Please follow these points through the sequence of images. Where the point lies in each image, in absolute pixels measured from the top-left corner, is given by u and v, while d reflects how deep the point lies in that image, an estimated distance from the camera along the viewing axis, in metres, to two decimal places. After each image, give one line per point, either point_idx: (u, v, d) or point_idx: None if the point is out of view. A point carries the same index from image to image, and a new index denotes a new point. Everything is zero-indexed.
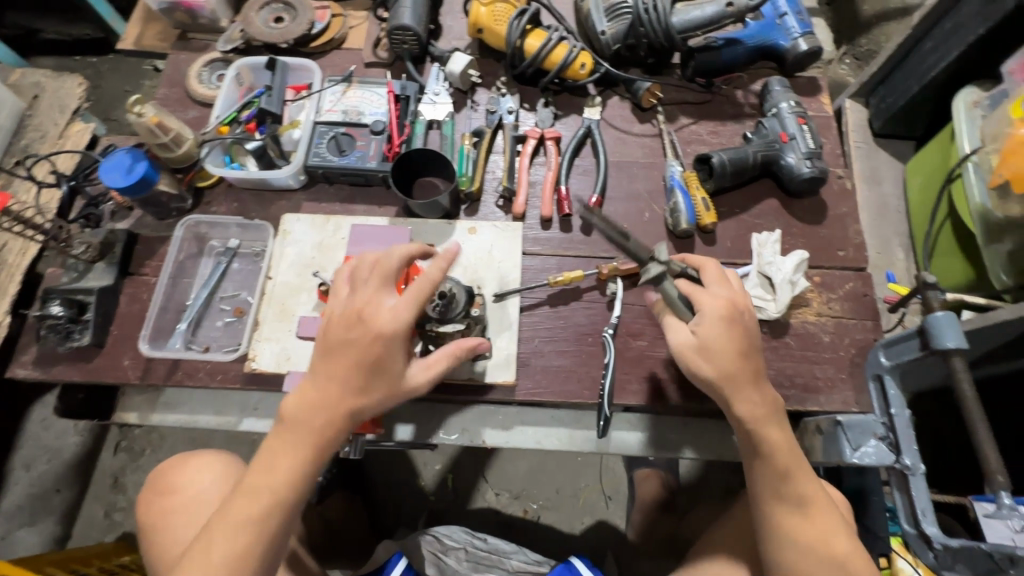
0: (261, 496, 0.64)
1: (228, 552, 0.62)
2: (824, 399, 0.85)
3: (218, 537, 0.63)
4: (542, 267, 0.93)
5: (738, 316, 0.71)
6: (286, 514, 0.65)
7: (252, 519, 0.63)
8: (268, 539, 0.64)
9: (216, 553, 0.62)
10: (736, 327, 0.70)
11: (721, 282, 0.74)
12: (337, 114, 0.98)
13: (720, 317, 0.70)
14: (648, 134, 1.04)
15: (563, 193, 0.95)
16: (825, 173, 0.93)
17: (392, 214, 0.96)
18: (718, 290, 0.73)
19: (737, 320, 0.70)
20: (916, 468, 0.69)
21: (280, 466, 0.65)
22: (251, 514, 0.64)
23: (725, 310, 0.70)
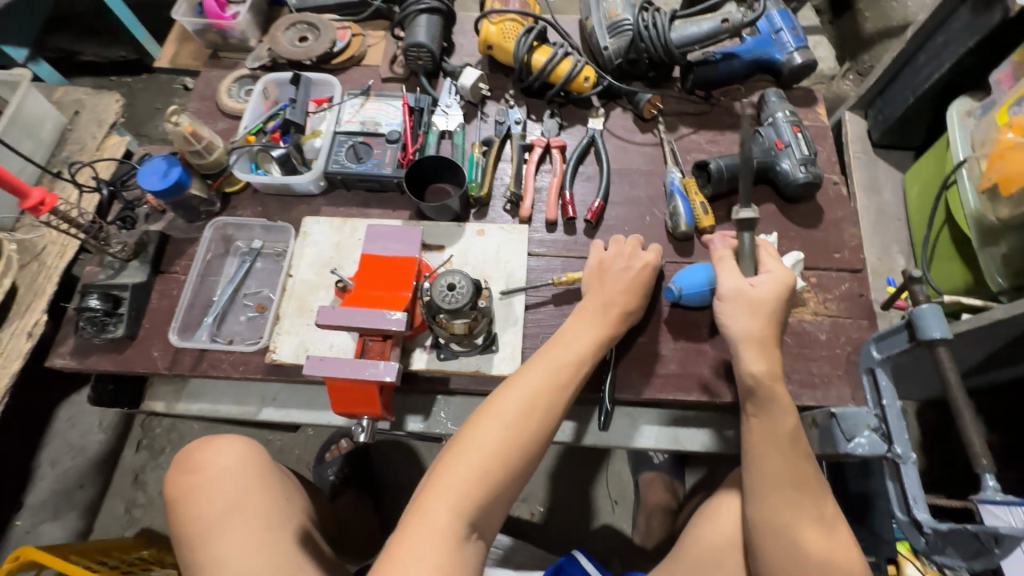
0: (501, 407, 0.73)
1: (449, 505, 0.66)
2: (820, 394, 0.87)
3: (440, 493, 0.67)
4: (547, 267, 0.98)
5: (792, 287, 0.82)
6: (500, 480, 0.69)
7: (468, 477, 0.68)
8: (485, 497, 0.68)
9: (437, 508, 0.66)
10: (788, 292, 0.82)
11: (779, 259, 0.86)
12: (356, 125, 1.05)
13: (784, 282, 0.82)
14: (649, 143, 1.09)
15: (567, 197, 1.00)
16: (820, 178, 0.97)
17: (405, 217, 1.01)
18: (774, 265, 0.83)
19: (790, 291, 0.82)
20: (908, 457, 0.70)
21: (489, 432, 0.71)
22: (470, 474, 0.68)
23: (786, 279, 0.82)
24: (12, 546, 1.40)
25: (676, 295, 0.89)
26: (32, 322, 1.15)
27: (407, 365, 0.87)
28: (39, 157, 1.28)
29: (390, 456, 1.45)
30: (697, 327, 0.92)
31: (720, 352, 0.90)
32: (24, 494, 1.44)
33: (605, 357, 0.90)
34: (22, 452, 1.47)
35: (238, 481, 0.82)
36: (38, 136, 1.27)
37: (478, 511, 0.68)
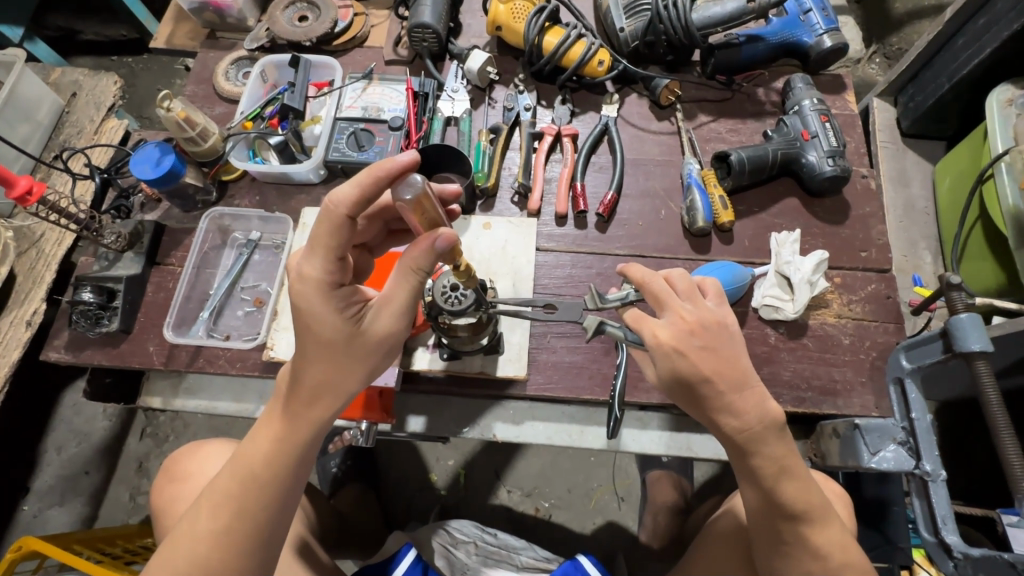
0: (224, 476, 0.60)
1: (209, 537, 0.57)
2: (842, 402, 0.83)
3: (198, 521, 0.58)
4: (555, 264, 0.93)
5: (698, 333, 0.61)
6: (269, 497, 0.59)
7: (231, 507, 0.58)
8: (255, 524, 0.59)
9: (198, 537, 0.57)
10: (686, 361, 0.61)
11: (691, 295, 0.64)
12: (357, 111, 1.01)
13: (664, 352, 0.61)
14: (666, 132, 1.03)
15: (578, 189, 0.95)
16: (848, 172, 0.91)
17: None
18: (669, 315, 0.62)
19: (692, 348, 0.61)
20: (937, 475, 0.68)
21: (261, 447, 0.60)
22: (227, 496, 0.59)
23: (670, 341, 0.61)
24: (19, 531, 1.41)
25: None
26: (31, 311, 1.13)
27: (409, 365, 0.84)
28: (35, 140, 1.24)
29: (391, 448, 1.43)
30: None
31: None
32: (30, 480, 1.44)
33: (616, 359, 0.85)
34: (28, 437, 1.47)
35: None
36: (34, 119, 1.23)
37: (257, 540, 0.59)
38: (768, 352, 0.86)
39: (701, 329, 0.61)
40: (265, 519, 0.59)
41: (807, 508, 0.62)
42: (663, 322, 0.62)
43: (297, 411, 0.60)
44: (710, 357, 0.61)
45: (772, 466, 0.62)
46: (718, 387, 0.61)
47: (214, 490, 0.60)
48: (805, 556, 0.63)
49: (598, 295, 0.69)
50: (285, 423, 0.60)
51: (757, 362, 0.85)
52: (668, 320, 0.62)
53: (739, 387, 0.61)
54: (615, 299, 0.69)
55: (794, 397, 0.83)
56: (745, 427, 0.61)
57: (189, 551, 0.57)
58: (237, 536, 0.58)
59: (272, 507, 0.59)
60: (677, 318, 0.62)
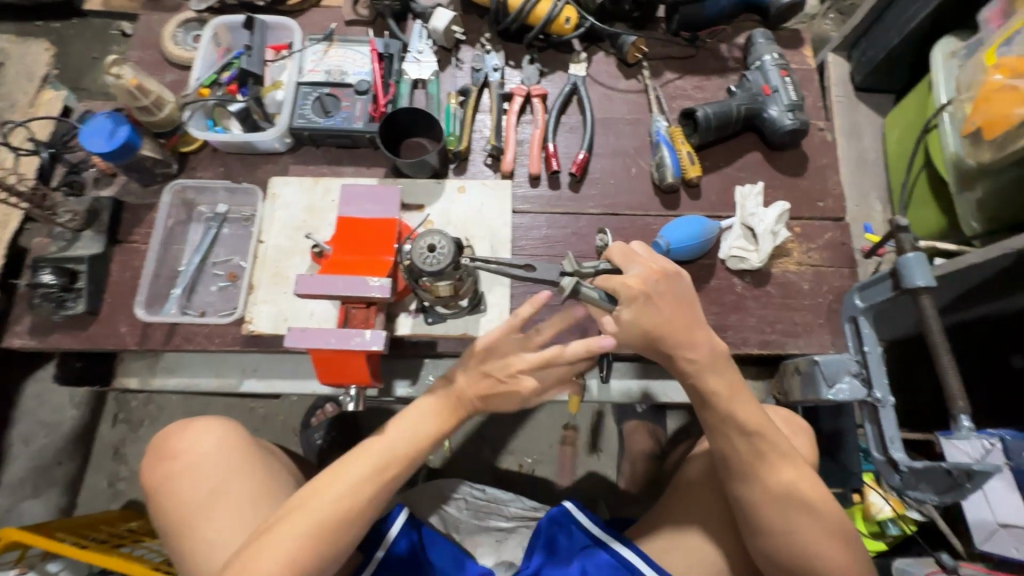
0: (378, 446, 0.73)
1: (293, 544, 0.65)
2: (802, 342, 0.89)
3: (282, 530, 0.66)
4: (531, 225, 0.95)
5: (662, 282, 0.68)
6: (354, 513, 0.69)
7: (316, 520, 0.67)
8: (333, 533, 0.67)
9: (282, 543, 0.65)
10: (651, 306, 0.67)
11: (652, 254, 0.72)
12: (320, 75, 0.97)
13: (633, 297, 0.67)
14: (634, 90, 1.04)
15: (550, 149, 0.96)
16: (806, 125, 0.95)
17: (381, 175, 0.96)
18: (638, 268, 0.69)
19: (654, 296, 0.68)
20: (886, 401, 0.74)
21: (348, 471, 0.70)
22: (310, 510, 0.67)
23: (639, 287, 0.67)
24: None
25: (664, 250, 0.88)
26: None
27: (392, 331, 0.85)
28: None
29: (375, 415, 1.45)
30: None
31: (707, 304, 0.91)
32: None
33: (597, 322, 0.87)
34: None
35: (223, 461, 0.80)
36: None
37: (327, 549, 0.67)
38: (736, 301, 0.91)
39: (663, 278, 0.69)
40: (341, 527, 0.68)
41: (759, 429, 0.66)
42: (632, 273, 0.69)
43: (382, 446, 0.73)
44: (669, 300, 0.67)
45: (725, 389, 0.68)
46: (682, 331, 0.68)
47: (296, 512, 0.67)
48: (765, 475, 0.66)
49: (575, 260, 0.70)
50: (371, 455, 0.72)
51: (726, 310, 0.91)
52: (637, 271, 0.69)
53: (697, 330, 0.68)
54: (590, 265, 0.71)
55: (760, 340, 0.89)
56: (696, 359, 0.68)
57: (274, 555, 0.64)
58: (313, 542, 0.66)
59: (349, 519, 0.68)
60: (645, 269, 0.69)
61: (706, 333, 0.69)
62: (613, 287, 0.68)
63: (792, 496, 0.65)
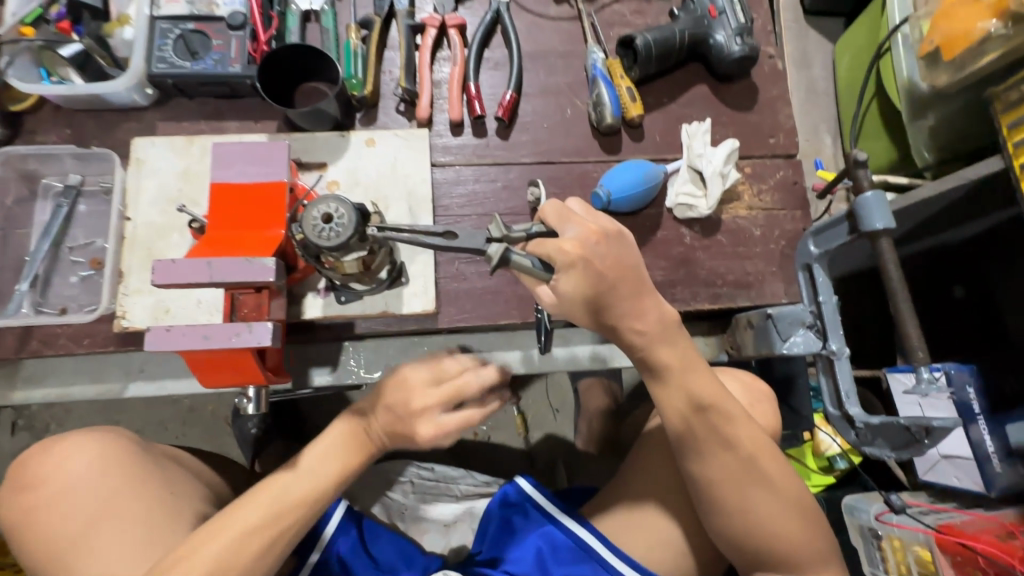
0: (267, 497, 0.60)
1: None
2: (755, 294, 0.83)
3: None
4: (455, 181, 0.82)
5: (604, 244, 0.57)
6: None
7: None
8: None
9: None
10: (594, 272, 0.55)
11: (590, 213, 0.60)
12: (181, 6, 0.80)
13: (571, 263, 0.55)
14: (565, 17, 0.91)
15: (472, 90, 0.82)
16: (756, 51, 0.85)
17: (273, 129, 0.81)
18: (574, 229, 0.57)
19: (598, 260, 0.56)
20: (841, 352, 0.70)
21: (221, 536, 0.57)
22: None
23: (577, 252, 0.55)
24: None
25: (604, 201, 0.78)
26: None
27: (300, 315, 0.73)
28: None
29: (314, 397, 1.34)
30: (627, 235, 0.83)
31: (654, 259, 0.83)
32: None
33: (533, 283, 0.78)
34: None
35: (101, 483, 0.66)
36: None
37: None
38: (684, 253, 0.83)
39: (603, 239, 0.57)
40: None
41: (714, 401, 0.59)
42: (569, 235, 0.56)
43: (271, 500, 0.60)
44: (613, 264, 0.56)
45: (677, 360, 0.59)
46: (631, 298, 0.57)
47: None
48: (718, 450, 0.60)
49: (502, 223, 0.58)
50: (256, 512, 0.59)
51: (674, 264, 0.83)
52: (574, 232, 0.57)
53: (644, 295, 0.58)
54: (520, 228, 0.59)
55: (711, 295, 0.82)
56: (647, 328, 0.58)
57: None
58: None
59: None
60: (582, 229, 0.57)
61: (655, 302, 0.59)
62: (547, 253, 0.56)
63: (748, 470, 0.60)
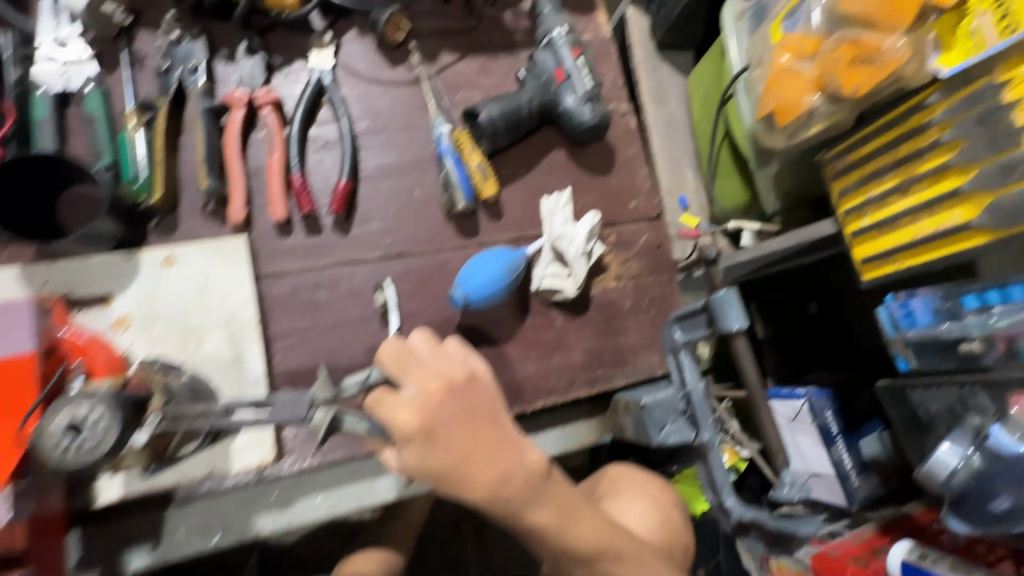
0: None
1: None
2: (631, 370, 0.81)
3: None
4: (290, 290, 0.70)
5: (449, 403, 0.50)
6: None
7: None
8: None
9: None
10: (439, 444, 0.49)
11: (436, 353, 0.53)
12: None
13: (410, 438, 0.48)
14: (403, 82, 0.81)
15: (297, 182, 0.71)
16: (607, 117, 0.82)
17: (28, 257, 0.62)
18: (414, 387, 0.50)
19: (441, 426, 0.49)
20: (712, 443, 0.68)
21: None
22: None
23: (417, 421, 0.49)
24: None
25: (463, 303, 0.71)
26: None
27: (94, 503, 0.58)
28: None
29: None
30: (494, 327, 0.76)
31: (526, 349, 0.77)
32: None
33: None
34: None
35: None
36: None
37: None
38: (557, 337, 0.79)
39: (448, 398, 0.50)
40: None
41: (597, 548, 0.55)
42: (407, 398, 0.50)
43: None
44: (460, 428, 0.50)
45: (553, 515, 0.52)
46: (488, 463, 0.50)
47: None
48: None
49: (329, 384, 0.53)
50: None
51: (548, 351, 0.78)
52: (413, 392, 0.50)
53: (502, 452, 0.51)
54: (354, 384, 0.55)
55: (588, 379, 0.79)
56: (508, 498, 0.50)
57: None
58: None
59: None
60: (422, 388, 0.50)
61: (515, 455, 0.51)
62: (382, 420, 0.49)
63: None
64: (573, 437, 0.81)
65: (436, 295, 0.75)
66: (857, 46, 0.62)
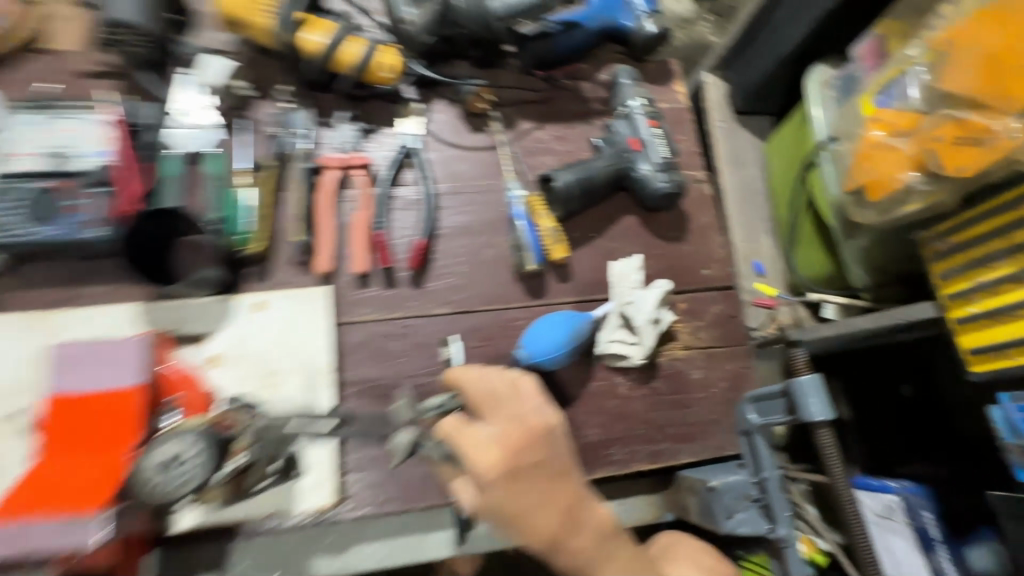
0: None
1: None
2: (698, 447, 0.76)
3: None
4: (363, 338, 0.74)
5: (526, 447, 0.53)
6: None
7: None
8: None
9: None
10: (522, 486, 0.52)
11: (512, 396, 0.58)
12: (37, 159, 0.67)
13: (494, 480, 0.51)
14: (484, 147, 0.85)
15: (380, 239, 0.75)
16: (682, 185, 0.82)
17: (144, 295, 0.70)
18: (493, 426, 0.54)
19: (524, 471, 0.52)
20: (790, 539, 0.63)
21: None
22: None
23: (496, 463, 0.51)
24: None
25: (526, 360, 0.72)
26: None
27: (167, 531, 0.61)
28: None
29: None
30: (556, 391, 0.75)
31: (587, 415, 0.75)
32: None
33: None
34: None
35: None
36: None
37: None
38: (620, 406, 0.76)
39: (529, 444, 0.53)
40: None
41: None
42: (485, 434, 0.53)
43: None
44: (539, 476, 0.52)
45: None
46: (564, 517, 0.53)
47: None
48: None
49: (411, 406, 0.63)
50: None
51: (611, 419, 0.76)
52: (492, 431, 0.53)
53: (575, 507, 0.54)
54: (432, 407, 0.64)
55: (650, 452, 0.75)
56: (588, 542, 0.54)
57: None
58: None
59: None
60: (501, 430, 0.53)
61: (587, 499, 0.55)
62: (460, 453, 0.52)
63: None
64: (631, 513, 0.79)
65: (500, 354, 0.76)
66: (961, 126, 0.60)
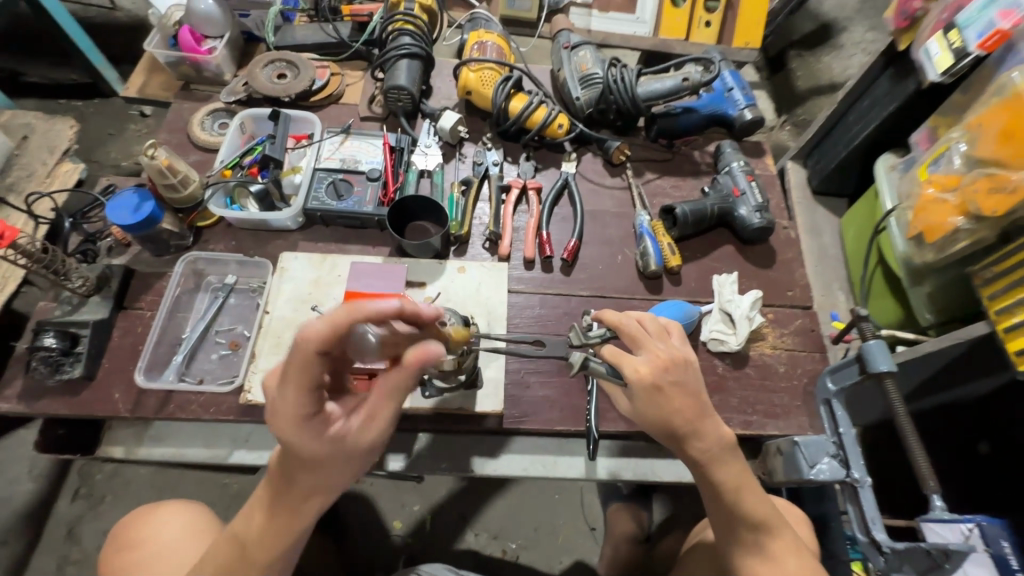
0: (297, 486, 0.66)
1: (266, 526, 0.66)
2: (782, 423, 0.94)
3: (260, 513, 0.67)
4: (525, 303, 1.01)
5: (670, 369, 0.71)
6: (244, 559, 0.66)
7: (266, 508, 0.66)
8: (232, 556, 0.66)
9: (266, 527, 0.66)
10: (661, 395, 0.70)
11: (661, 336, 0.74)
12: (336, 162, 1.06)
13: (644, 387, 0.70)
14: (619, 187, 1.16)
15: (544, 237, 1.04)
16: (772, 223, 1.07)
17: (385, 254, 1.03)
18: (645, 353, 0.72)
19: (665, 385, 0.70)
20: (864, 481, 0.78)
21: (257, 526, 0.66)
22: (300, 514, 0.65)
23: (648, 376, 0.70)
24: None
25: None
26: None
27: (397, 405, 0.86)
28: None
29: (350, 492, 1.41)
30: None
31: None
32: None
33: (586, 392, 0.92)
34: None
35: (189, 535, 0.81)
36: None
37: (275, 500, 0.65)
38: (717, 381, 0.96)
39: (672, 366, 0.71)
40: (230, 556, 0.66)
41: (764, 521, 0.72)
42: (640, 360, 0.71)
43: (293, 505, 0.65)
44: (681, 392, 0.70)
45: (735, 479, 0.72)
46: (692, 422, 0.70)
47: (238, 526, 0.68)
48: None
49: (582, 334, 0.82)
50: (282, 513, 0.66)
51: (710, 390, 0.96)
52: (645, 358, 0.72)
53: (703, 417, 0.71)
54: (596, 335, 0.83)
55: (742, 420, 0.93)
56: (707, 448, 0.71)
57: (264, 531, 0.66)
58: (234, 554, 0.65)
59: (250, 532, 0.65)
60: (652, 356, 0.71)
61: (717, 424, 0.72)
62: (620, 365, 0.71)
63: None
64: None
65: None
66: (991, 180, 0.84)
